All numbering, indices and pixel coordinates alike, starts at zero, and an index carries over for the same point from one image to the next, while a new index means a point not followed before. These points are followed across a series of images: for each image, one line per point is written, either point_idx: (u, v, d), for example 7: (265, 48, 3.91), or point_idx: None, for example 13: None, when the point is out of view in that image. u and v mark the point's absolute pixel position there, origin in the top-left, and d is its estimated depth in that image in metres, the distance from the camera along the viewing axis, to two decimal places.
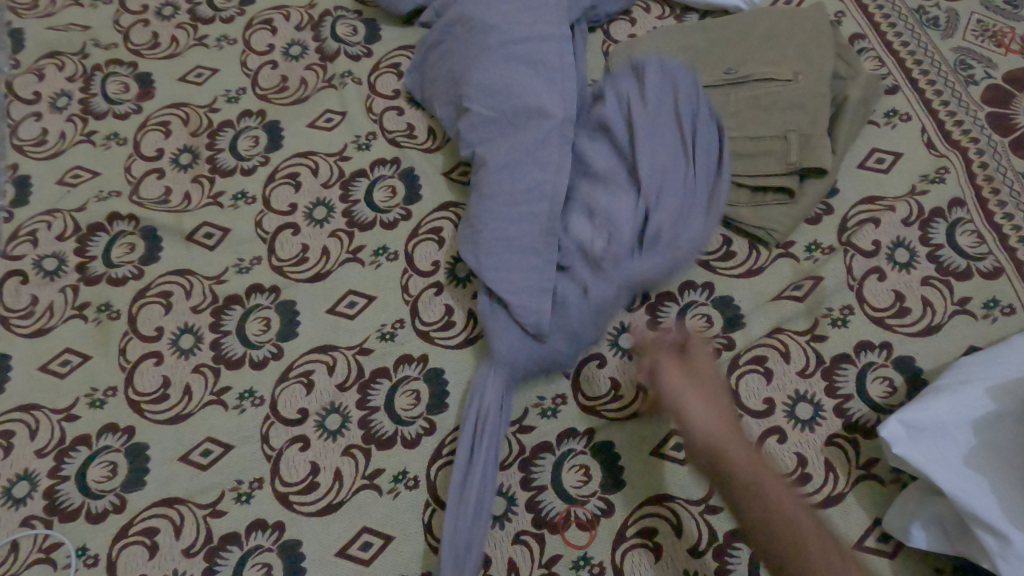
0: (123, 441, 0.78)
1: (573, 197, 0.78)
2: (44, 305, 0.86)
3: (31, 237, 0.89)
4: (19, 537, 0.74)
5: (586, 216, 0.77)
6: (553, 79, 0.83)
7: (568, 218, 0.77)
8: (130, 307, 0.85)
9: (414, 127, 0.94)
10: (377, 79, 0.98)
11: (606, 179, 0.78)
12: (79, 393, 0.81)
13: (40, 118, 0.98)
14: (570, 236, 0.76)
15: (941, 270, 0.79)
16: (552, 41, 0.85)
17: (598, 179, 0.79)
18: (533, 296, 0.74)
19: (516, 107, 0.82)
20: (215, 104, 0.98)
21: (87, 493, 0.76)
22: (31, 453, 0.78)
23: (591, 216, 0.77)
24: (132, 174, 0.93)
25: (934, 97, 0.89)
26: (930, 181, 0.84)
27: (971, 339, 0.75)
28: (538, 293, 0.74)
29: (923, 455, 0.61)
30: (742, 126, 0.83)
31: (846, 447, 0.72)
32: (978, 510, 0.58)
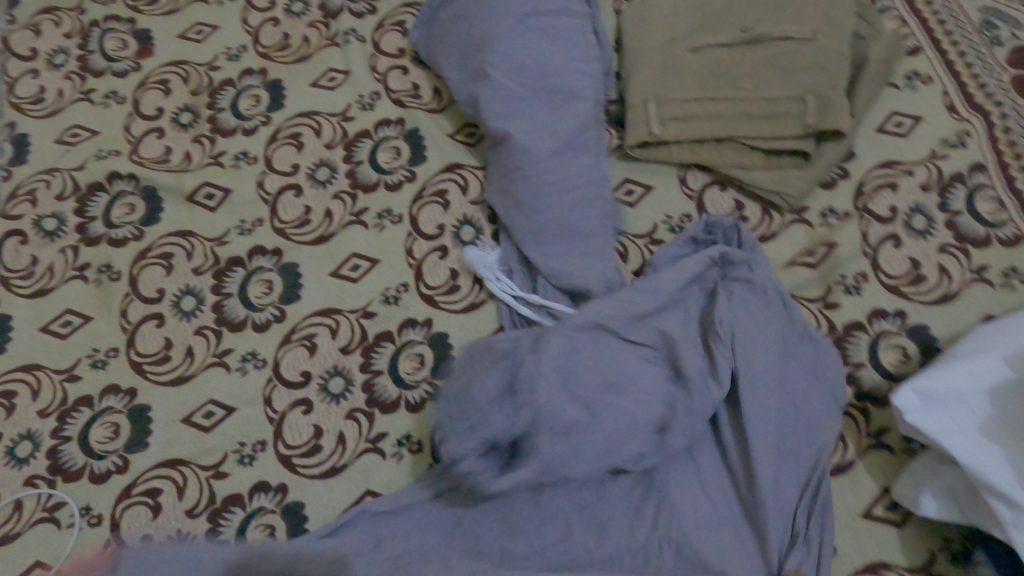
0: (125, 403, 0.77)
1: (609, 363, 0.67)
2: (44, 266, 0.85)
3: (30, 197, 0.88)
4: (22, 496, 0.74)
5: (624, 393, 0.66)
6: (577, 53, 0.82)
7: (601, 382, 0.66)
8: (130, 269, 0.84)
9: (419, 87, 0.91)
10: (382, 37, 0.95)
11: (649, 367, 0.68)
12: (80, 354, 0.80)
13: (37, 75, 0.96)
14: (590, 391, 0.65)
15: (959, 237, 0.77)
16: (577, 16, 0.84)
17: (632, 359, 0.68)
18: (597, 265, 0.75)
19: (535, 73, 0.80)
20: (215, 62, 0.96)
21: (90, 454, 0.75)
22: (34, 414, 0.78)
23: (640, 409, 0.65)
24: (131, 133, 0.92)
25: (957, 59, 0.86)
26: (951, 146, 0.81)
27: (988, 308, 0.73)
28: (600, 264, 0.75)
29: (936, 424, 0.60)
30: (761, 90, 0.80)
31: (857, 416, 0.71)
32: (992, 478, 0.56)
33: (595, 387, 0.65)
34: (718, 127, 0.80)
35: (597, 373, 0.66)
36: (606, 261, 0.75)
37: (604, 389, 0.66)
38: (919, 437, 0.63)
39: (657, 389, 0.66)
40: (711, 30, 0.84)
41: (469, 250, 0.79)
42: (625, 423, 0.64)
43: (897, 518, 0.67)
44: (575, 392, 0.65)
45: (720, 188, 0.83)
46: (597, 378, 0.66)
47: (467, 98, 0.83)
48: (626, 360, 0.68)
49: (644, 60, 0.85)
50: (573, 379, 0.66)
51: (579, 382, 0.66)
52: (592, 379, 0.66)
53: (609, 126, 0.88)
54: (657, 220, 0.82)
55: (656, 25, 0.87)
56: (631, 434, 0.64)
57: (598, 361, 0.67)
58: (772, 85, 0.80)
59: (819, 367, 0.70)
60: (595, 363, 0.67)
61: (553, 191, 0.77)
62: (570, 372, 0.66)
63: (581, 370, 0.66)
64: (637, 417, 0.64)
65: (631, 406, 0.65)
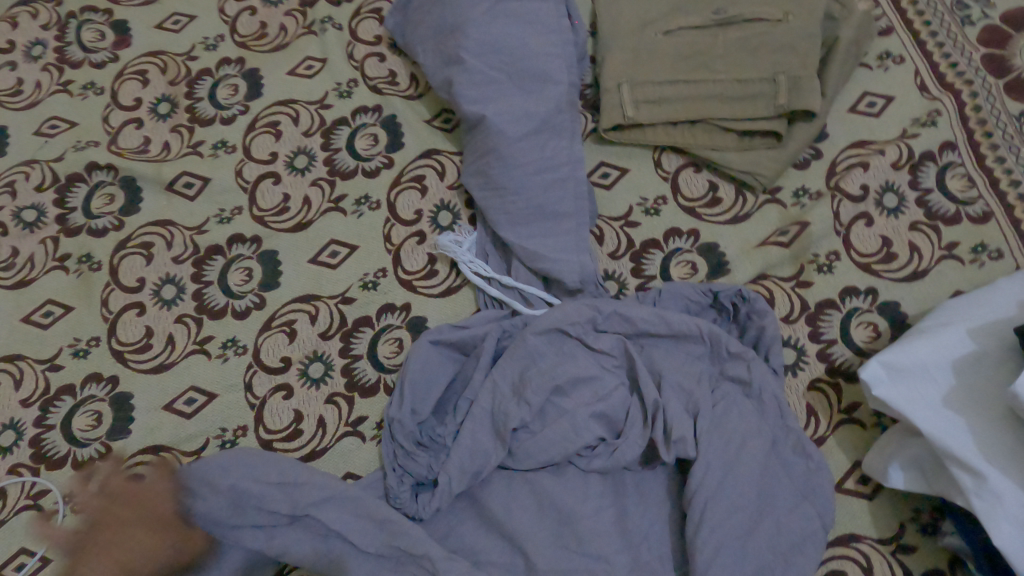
0: (107, 391, 0.78)
1: (563, 359, 0.70)
2: (25, 256, 0.85)
3: (10, 188, 0.88)
4: (6, 484, 0.75)
5: (575, 389, 0.69)
6: (550, 37, 0.82)
7: (547, 376, 0.68)
8: (111, 259, 0.84)
9: (396, 74, 0.92)
10: (358, 25, 0.95)
11: (610, 392, 0.69)
12: (62, 343, 0.81)
13: (15, 68, 0.96)
14: (540, 385, 0.68)
15: (930, 215, 0.78)
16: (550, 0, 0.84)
17: (591, 368, 0.70)
18: (569, 254, 0.75)
19: (510, 58, 0.81)
20: (193, 52, 0.96)
21: (73, 441, 0.76)
22: (16, 403, 0.78)
23: (585, 404, 0.68)
24: (110, 124, 0.92)
25: (929, 39, 0.87)
26: (922, 125, 0.82)
27: (957, 284, 0.74)
28: (573, 251, 0.76)
29: (902, 395, 0.61)
30: (733, 71, 0.81)
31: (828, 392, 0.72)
32: (955, 450, 0.57)
33: (542, 383, 0.68)
34: (691, 110, 0.81)
35: (555, 373, 0.68)
36: (574, 247, 0.76)
37: (545, 386, 0.68)
38: (886, 411, 0.64)
39: (615, 396, 0.69)
40: (684, 13, 0.85)
41: (447, 236, 0.80)
42: (565, 418, 0.68)
43: (867, 491, 0.69)
44: (523, 387, 0.68)
45: (694, 169, 0.84)
46: (543, 372, 0.69)
47: (443, 84, 0.84)
48: (578, 362, 0.70)
49: (618, 43, 0.86)
50: (526, 375, 0.69)
51: (525, 376, 0.69)
52: (542, 374, 0.69)
53: (584, 110, 0.89)
54: (633, 202, 0.83)
55: (631, 7, 0.87)
56: (579, 424, 0.67)
57: (541, 365, 0.70)
58: (744, 67, 0.81)
59: (805, 479, 0.64)
60: (545, 362, 0.70)
61: (526, 172, 0.77)
62: (524, 370, 0.70)
63: (539, 366, 0.69)
64: (580, 411, 0.68)
65: (578, 396, 0.69)
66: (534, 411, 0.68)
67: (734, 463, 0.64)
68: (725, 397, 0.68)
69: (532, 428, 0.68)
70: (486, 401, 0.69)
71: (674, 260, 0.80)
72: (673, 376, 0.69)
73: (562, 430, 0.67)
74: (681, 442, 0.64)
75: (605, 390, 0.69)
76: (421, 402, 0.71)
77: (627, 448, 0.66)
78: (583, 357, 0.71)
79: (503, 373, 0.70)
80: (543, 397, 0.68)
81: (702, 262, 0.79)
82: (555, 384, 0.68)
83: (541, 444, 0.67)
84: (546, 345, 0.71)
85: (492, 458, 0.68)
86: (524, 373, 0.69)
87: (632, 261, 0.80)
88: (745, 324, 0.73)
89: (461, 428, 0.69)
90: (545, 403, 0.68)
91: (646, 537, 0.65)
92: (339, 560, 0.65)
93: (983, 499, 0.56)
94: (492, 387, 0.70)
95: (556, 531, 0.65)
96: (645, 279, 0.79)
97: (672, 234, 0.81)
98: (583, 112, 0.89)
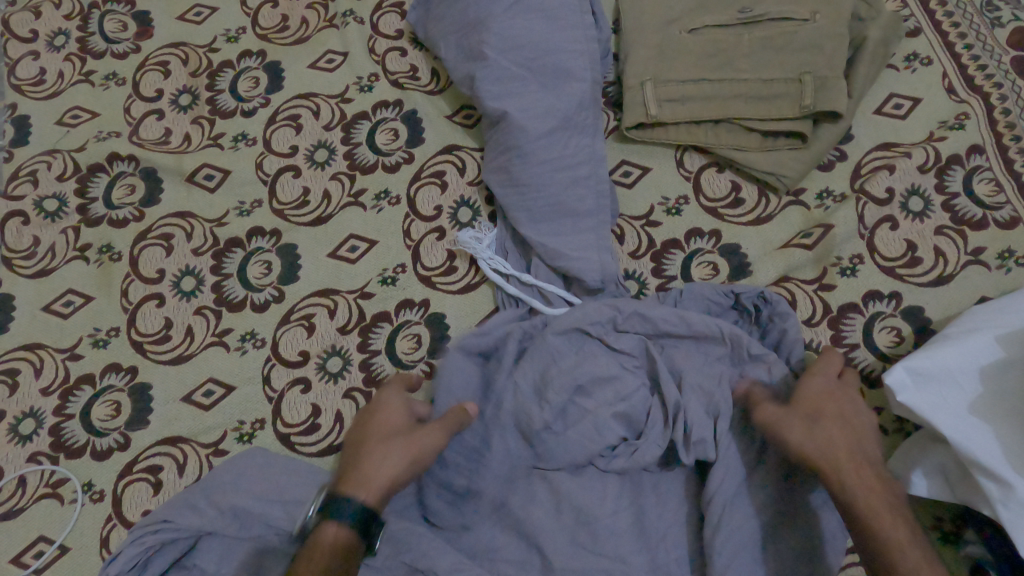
0: (126, 381, 0.79)
1: (582, 358, 0.70)
2: (46, 246, 0.85)
3: (32, 177, 0.89)
4: (26, 472, 0.75)
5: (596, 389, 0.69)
6: (574, 34, 0.81)
7: (566, 374, 0.68)
8: (131, 250, 0.84)
9: (417, 69, 0.92)
10: (380, 18, 0.95)
11: (632, 391, 0.68)
12: (82, 333, 0.81)
13: (38, 58, 0.97)
14: (562, 384, 0.68)
15: (956, 219, 0.77)
16: None
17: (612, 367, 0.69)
18: (590, 252, 0.75)
19: (533, 54, 0.80)
20: (214, 44, 0.96)
21: (92, 431, 0.77)
22: (36, 392, 0.79)
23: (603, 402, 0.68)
24: (131, 115, 0.92)
25: (957, 41, 0.86)
26: (949, 128, 0.81)
27: (983, 290, 0.73)
28: (594, 249, 0.75)
29: (927, 402, 0.60)
30: (758, 70, 0.80)
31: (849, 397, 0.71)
32: (982, 457, 0.57)
33: (562, 383, 0.68)
34: (714, 110, 0.81)
35: (574, 372, 0.68)
36: (594, 245, 0.75)
37: (565, 385, 0.68)
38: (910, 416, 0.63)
39: (636, 396, 0.68)
40: (709, 11, 0.84)
41: (466, 232, 0.79)
42: (585, 417, 0.67)
43: None
44: (543, 388, 0.68)
45: (717, 169, 0.83)
46: (564, 372, 0.68)
47: (465, 79, 0.83)
48: (598, 360, 0.69)
49: (641, 40, 0.85)
50: (548, 376, 0.69)
51: (543, 376, 0.69)
52: (565, 374, 0.68)
53: (606, 108, 0.88)
54: (654, 201, 0.82)
55: (654, 4, 0.87)
56: (600, 423, 0.67)
57: (563, 364, 0.69)
58: (770, 67, 0.80)
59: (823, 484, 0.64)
60: (564, 360, 0.69)
61: (547, 169, 0.77)
62: (543, 369, 0.69)
63: (559, 364, 0.69)
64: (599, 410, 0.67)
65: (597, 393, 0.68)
66: (557, 411, 0.67)
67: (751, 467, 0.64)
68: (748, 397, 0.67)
69: (550, 424, 0.67)
70: (507, 399, 0.69)
71: (695, 260, 0.79)
72: (694, 375, 0.69)
73: (583, 431, 0.67)
74: (701, 444, 0.64)
75: (627, 388, 0.69)
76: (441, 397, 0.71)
77: (647, 448, 0.66)
78: (603, 355, 0.70)
79: (523, 373, 0.70)
80: (562, 397, 0.68)
81: (724, 263, 0.79)
82: (573, 383, 0.68)
83: (565, 445, 0.67)
84: (565, 342, 0.71)
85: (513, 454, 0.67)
86: (547, 370, 0.69)
87: (652, 261, 0.80)
88: (766, 327, 0.72)
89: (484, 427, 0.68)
90: (565, 403, 0.68)
91: (663, 538, 0.65)
92: None
93: (1008, 508, 0.56)
94: (512, 386, 0.69)
95: (573, 532, 0.65)
96: (665, 279, 0.79)
97: (693, 234, 0.80)
98: (605, 110, 0.88)
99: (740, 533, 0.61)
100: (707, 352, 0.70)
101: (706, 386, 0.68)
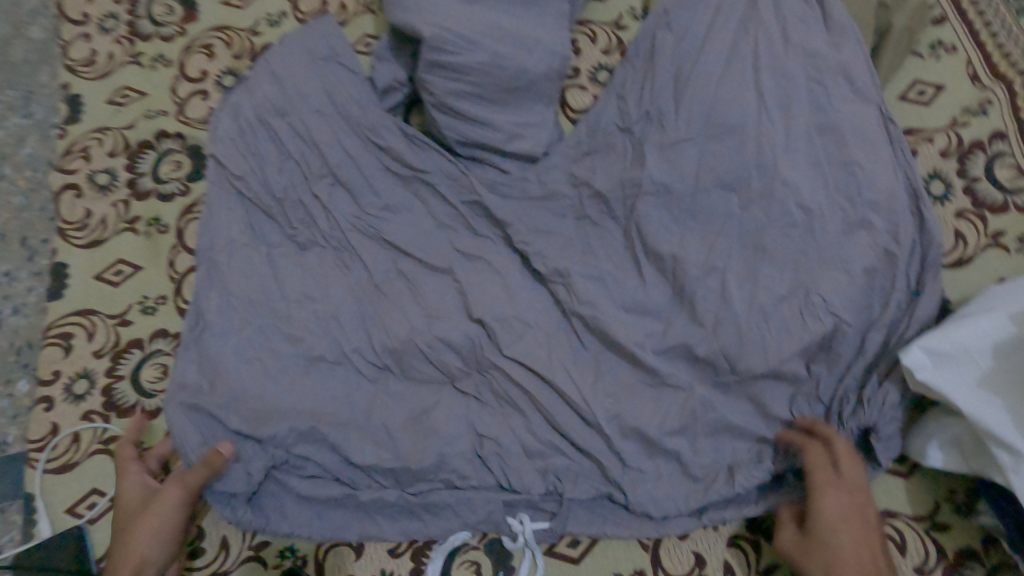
0: (174, 346, 0.84)
1: (860, 286, 0.68)
2: (98, 218, 0.90)
3: (84, 153, 0.93)
4: (80, 429, 0.80)
5: (278, 253, 0.80)
6: (320, 399, 0.75)
7: (724, 428, 0.71)
8: (178, 223, 0.89)
9: (584, 96, 0.90)
10: (578, 64, 0.91)
11: (513, 416, 0.74)
12: (132, 300, 0.86)
13: (89, 39, 1.00)
14: (483, 448, 0.73)
15: (977, 203, 0.79)
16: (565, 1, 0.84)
17: (625, 145, 0.78)
18: (413, 445, 0.73)
19: (324, 405, 0.75)
20: (257, 28, 0.98)
21: (143, 392, 0.82)
22: (90, 353, 0.83)
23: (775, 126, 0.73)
24: (178, 95, 0.95)
25: (983, 29, 0.87)
26: (972, 114, 0.83)
27: (1000, 271, 0.76)
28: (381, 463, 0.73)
29: (946, 381, 0.61)
30: (727, 53, 0.76)
31: (881, 430, 0.67)
32: (995, 428, 0.58)
33: (714, 376, 0.71)
34: (664, 92, 0.77)
35: (454, 407, 0.75)
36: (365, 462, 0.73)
37: (717, 424, 0.71)
38: (939, 282, 0.67)
39: (470, 430, 0.74)
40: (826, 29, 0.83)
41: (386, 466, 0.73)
42: (241, 270, 0.79)
43: (904, 470, 0.71)
44: (551, 257, 0.76)
45: None
46: (790, 259, 0.70)
47: (285, 454, 0.74)
48: (654, 388, 0.72)
49: (646, 75, 0.79)
50: (744, 333, 0.70)
51: (611, 206, 0.77)
52: (389, 401, 0.75)
53: (587, 83, 0.90)
54: None
55: (682, 44, 0.78)
56: (396, 414, 0.74)
57: (698, 482, 0.71)
58: (792, 84, 0.74)
59: (547, 368, 0.73)
60: (619, 313, 0.73)
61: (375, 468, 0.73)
62: (496, 331, 0.75)
63: (676, 191, 0.74)
64: (490, 478, 0.73)
65: (437, 311, 0.77)
66: (256, 214, 0.81)
67: (541, 443, 0.73)
68: (911, 251, 0.68)
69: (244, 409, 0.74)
70: (876, 350, 0.68)
71: None
72: (839, 261, 0.69)
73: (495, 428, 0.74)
74: (580, 424, 0.72)
75: (395, 423, 0.74)
76: (270, 254, 0.80)
77: (515, 461, 0.73)
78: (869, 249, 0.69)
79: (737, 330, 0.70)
80: (470, 263, 0.78)
81: None
82: (350, 388, 0.76)
83: (532, 419, 0.74)
84: (619, 361, 0.73)
85: (219, 337, 0.77)
86: (547, 509, 0.73)
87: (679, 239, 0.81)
88: (522, 405, 0.74)
89: (371, 447, 0.73)
90: (259, 303, 0.78)
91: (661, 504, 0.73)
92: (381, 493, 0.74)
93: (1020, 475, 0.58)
94: (770, 395, 0.70)
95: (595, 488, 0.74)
96: None
97: None
98: (590, 91, 0.90)
99: (571, 416, 0.73)
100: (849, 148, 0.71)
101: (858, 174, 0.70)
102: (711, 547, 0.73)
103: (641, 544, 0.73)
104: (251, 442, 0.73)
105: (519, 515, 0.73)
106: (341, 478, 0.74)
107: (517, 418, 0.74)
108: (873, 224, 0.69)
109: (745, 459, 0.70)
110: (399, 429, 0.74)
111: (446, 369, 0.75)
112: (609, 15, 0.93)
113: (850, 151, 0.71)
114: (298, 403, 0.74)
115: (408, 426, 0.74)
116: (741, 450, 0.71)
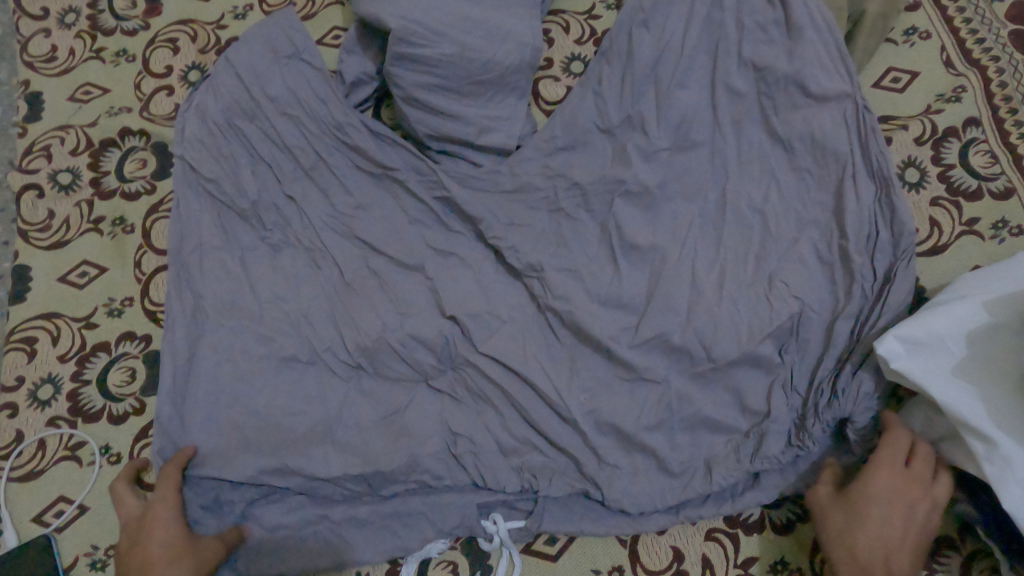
0: (141, 349, 0.81)
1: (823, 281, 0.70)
2: (61, 218, 0.87)
3: (46, 152, 0.91)
4: (45, 436, 0.78)
5: (249, 254, 0.78)
6: (291, 402, 0.73)
7: (701, 423, 0.70)
8: (143, 223, 0.87)
9: (557, 88, 0.88)
10: (551, 55, 0.89)
11: (487, 414, 0.73)
12: (97, 302, 0.83)
13: (49, 34, 0.97)
14: (458, 447, 0.72)
15: (952, 190, 0.78)
16: None
17: (607, 148, 0.77)
18: (386, 446, 0.72)
19: (295, 408, 0.73)
20: (222, 21, 0.95)
21: (109, 397, 0.80)
22: (54, 358, 0.81)
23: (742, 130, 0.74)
24: (141, 91, 0.93)
25: (956, 15, 0.87)
26: (946, 101, 0.82)
27: (975, 259, 0.76)
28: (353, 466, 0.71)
29: (921, 370, 0.60)
30: (698, 45, 0.75)
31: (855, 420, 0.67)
32: (970, 419, 0.57)
33: (689, 371, 0.70)
34: (641, 86, 0.76)
35: (427, 406, 0.74)
36: (337, 465, 0.71)
37: (693, 418, 0.70)
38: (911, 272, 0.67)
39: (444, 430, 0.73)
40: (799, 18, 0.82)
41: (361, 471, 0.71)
42: (207, 270, 0.78)
43: None
44: (525, 252, 0.75)
45: None
46: (756, 249, 0.72)
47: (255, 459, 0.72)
48: (629, 380, 0.71)
49: (625, 71, 0.77)
50: (716, 327, 0.70)
51: (586, 198, 0.76)
52: (362, 401, 0.74)
53: (560, 75, 0.89)
54: None
55: (657, 33, 0.77)
56: (368, 415, 0.73)
57: (674, 478, 0.70)
58: (761, 80, 0.73)
59: (521, 365, 0.72)
60: (594, 308, 0.72)
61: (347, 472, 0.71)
62: (470, 329, 0.74)
63: (648, 188, 0.74)
64: (465, 477, 0.72)
65: (409, 310, 0.75)
66: (222, 213, 0.80)
67: (516, 442, 0.72)
68: (884, 241, 0.67)
69: (220, 411, 0.73)
70: (851, 341, 0.67)
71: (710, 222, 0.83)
72: None
73: (470, 426, 0.73)
74: (556, 421, 0.71)
75: (367, 424, 0.73)
76: (237, 253, 0.78)
77: (490, 460, 0.72)
78: (839, 243, 0.69)
79: (711, 324, 0.70)
80: (442, 259, 0.77)
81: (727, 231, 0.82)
82: (321, 390, 0.74)
83: (507, 418, 0.72)
84: (596, 356, 0.72)
85: (188, 342, 0.76)
86: (523, 508, 0.73)
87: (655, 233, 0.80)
88: (497, 403, 0.73)
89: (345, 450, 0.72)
90: (226, 303, 0.77)
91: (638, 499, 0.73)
92: (355, 496, 0.73)
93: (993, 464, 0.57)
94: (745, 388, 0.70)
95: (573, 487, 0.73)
96: None
97: None
98: (564, 82, 0.88)
99: (546, 414, 0.72)
100: (824, 142, 0.71)
101: (830, 163, 0.71)
102: (689, 541, 0.72)
103: (620, 540, 0.73)
104: (222, 447, 0.72)
105: (494, 515, 0.72)
106: (314, 482, 0.72)
107: (493, 417, 0.73)
108: (842, 214, 0.69)
109: (721, 454, 0.70)
110: (371, 430, 0.73)
111: (420, 368, 0.74)
112: (582, 5, 0.92)
113: (821, 145, 0.71)
114: (269, 406, 0.73)
115: (382, 427, 0.73)
116: (717, 444, 0.70)
